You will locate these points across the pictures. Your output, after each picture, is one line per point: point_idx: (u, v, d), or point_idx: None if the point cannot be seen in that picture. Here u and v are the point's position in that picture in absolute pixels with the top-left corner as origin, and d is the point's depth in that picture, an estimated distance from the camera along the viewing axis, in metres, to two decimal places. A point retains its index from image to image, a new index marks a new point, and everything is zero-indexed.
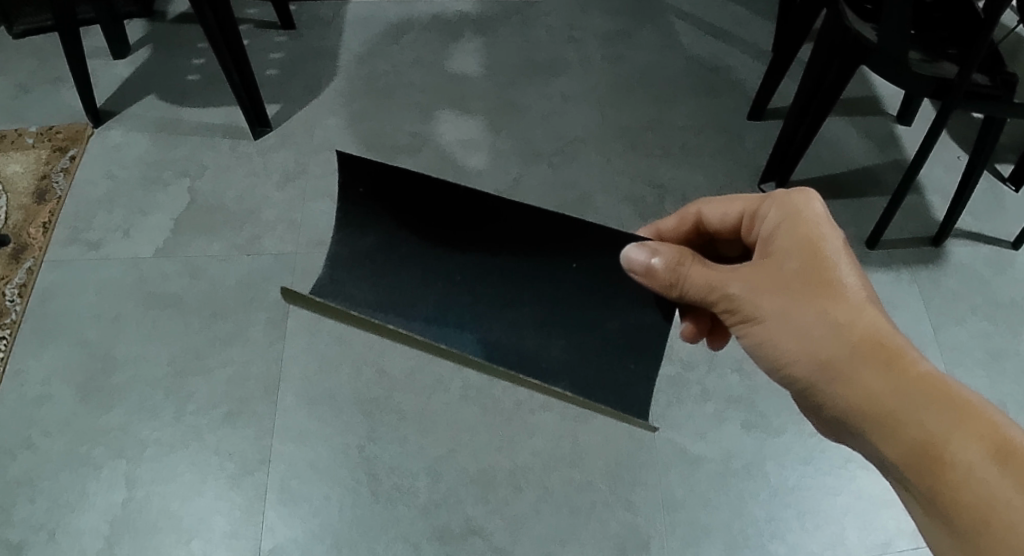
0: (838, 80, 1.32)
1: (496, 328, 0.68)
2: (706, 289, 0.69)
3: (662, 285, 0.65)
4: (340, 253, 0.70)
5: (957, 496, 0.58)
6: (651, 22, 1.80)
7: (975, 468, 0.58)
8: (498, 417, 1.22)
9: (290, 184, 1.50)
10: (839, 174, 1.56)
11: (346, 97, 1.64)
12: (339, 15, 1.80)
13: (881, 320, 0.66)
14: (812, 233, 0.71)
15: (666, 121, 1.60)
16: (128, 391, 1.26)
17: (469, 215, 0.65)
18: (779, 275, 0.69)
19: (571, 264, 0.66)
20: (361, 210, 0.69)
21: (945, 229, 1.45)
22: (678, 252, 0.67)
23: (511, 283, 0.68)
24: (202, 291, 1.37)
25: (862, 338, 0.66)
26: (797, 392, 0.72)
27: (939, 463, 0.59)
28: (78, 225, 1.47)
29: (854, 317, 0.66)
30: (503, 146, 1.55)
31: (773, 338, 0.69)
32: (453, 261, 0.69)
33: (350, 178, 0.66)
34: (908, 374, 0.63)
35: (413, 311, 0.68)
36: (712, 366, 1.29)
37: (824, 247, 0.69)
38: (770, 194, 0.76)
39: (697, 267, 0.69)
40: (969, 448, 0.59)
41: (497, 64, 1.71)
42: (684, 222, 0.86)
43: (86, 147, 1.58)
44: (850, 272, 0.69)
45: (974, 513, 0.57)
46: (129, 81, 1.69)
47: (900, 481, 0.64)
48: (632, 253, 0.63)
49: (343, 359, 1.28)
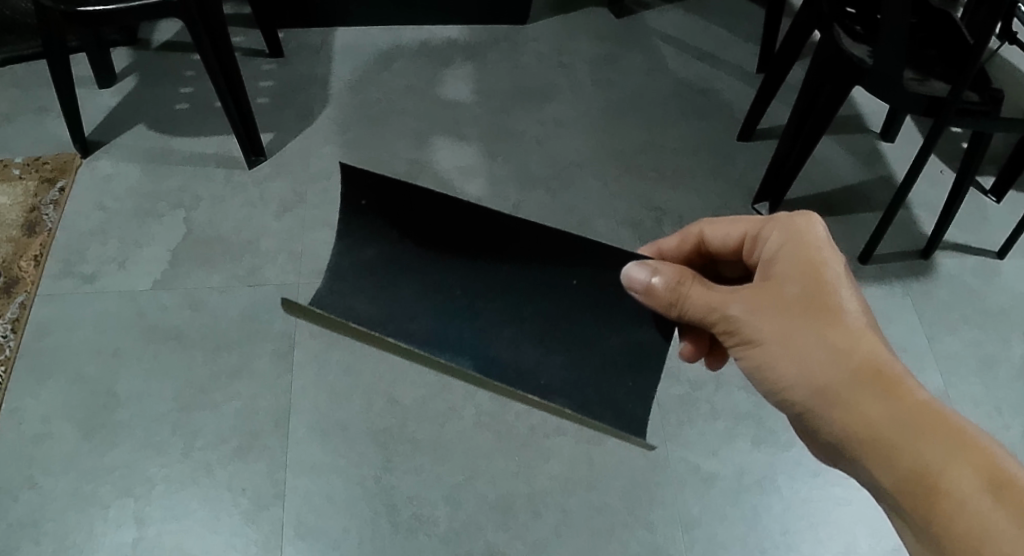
0: (832, 99, 1.38)
1: (497, 343, 0.68)
2: (705, 309, 0.71)
3: (662, 304, 0.67)
4: (342, 266, 0.69)
5: (950, 527, 0.59)
6: (637, 46, 1.82)
7: (969, 499, 0.59)
8: (514, 442, 1.23)
9: (289, 215, 1.48)
10: (829, 191, 1.60)
11: (340, 126, 1.61)
12: (327, 43, 1.76)
13: (880, 347, 0.68)
14: (812, 258, 0.72)
15: (659, 144, 1.62)
16: (133, 428, 1.24)
17: (476, 232, 0.66)
18: (780, 297, 0.70)
19: (574, 280, 0.68)
20: (360, 222, 0.68)
21: (933, 241, 1.50)
22: (678, 271, 0.69)
23: (514, 297, 0.69)
24: (203, 324, 1.35)
25: (861, 363, 0.67)
26: (793, 416, 0.73)
27: (933, 493, 0.61)
28: (72, 257, 1.43)
29: (854, 343, 0.67)
30: (500, 172, 1.53)
31: (771, 361, 0.71)
32: (455, 274, 0.69)
33: (353, 191, 0.65)
34: (905, 402, 0.64)
35: (414, 322, 0.67)
36: (719, 384, 1.31)
37: (825, 273, 0.71)
38: (773, 216, 0.78)
39: (697, 288, 0.70)
40: (964, 479, 0.60)
41: (490, 90, 1.69)
42: (686, 242, 0.87)
43: (75, 178, 1.54)
44: (851, 297, 0.70)
45: (966, 544, 0.58)
46: (116, 110, 1.66)
47: (895, 508, 0.65)
48: (633, 271, 0.66)
49: (354, 390, 1.27)
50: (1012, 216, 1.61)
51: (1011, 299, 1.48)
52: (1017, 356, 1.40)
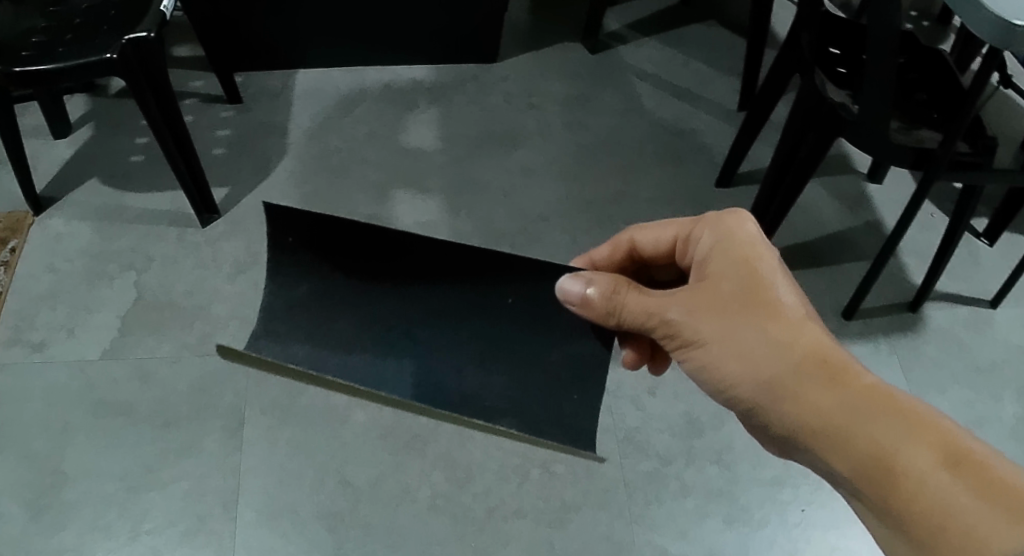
0: (815, 151, 1.31)
1: (436, 368, 0.65)
2: (644, 316, 0.67)
3: (599, 315, 0.65)
4: (273, 305, 0.64)
5: (912, 507, 0.53)
6: (612, 84, 1.74)
7: (928, 476, 0.53)
8: (471, 526, 1.17)
9: (243, 276, 1.43)
10: (812, 240, 1.52)
11: (299, 179, 1.54)
12: (287, 88, 1.70)
13: (824, 337, 0.63)
14: (746, 255, 0.68)
15: (632, 191, 1.55)
16: (77, 510, 1.19)
17: (401, 253, 0.62)
18: (717, 298, 0.66)
19: (508, 297, 0.65)
20: (291, 260, 0.63)
21: (922, 293, 1.42)
22: (612, 280, 0.66)
23: (446, 319, 0.66)
24: (152, 398, 1.29)
25: (805, 355, 0.62)
26: (743, 415, 0.68)
27: (889, 474, 0.55)
28: (21, 324, 1.37)
29: (796, 335, 0.63)
30: (465, 227, 1.47)
31: (716, 362, 0.66)
32: (386, 300, 0.65)
33: (279, 228, 0.61)
34: (854, 388, 0.59)
35: (349, 356, 0.64)
36: (690, 459, 1.24)
37: (760, 269, 0.67)
38: (702, 216, 0.74)
39: (634, 295, 0.67)
40: (919, 456, 0.54)
41: (456, 136, 1.62)
42: (618, 250, 0.82)
43: (27, 237, 1.49)
44: (789, 291, 0.66)
45: (927, 520, 0.52)
46: (71, 162, 1.61)
47: (854, 494, 0.59)
48: (567, 284, 0.64)
49: (306, 470, 1.22)
50: (1005, 261, 1.53)
51: (1003, 353, 1.40)
52: (1009, 417, 1.32)
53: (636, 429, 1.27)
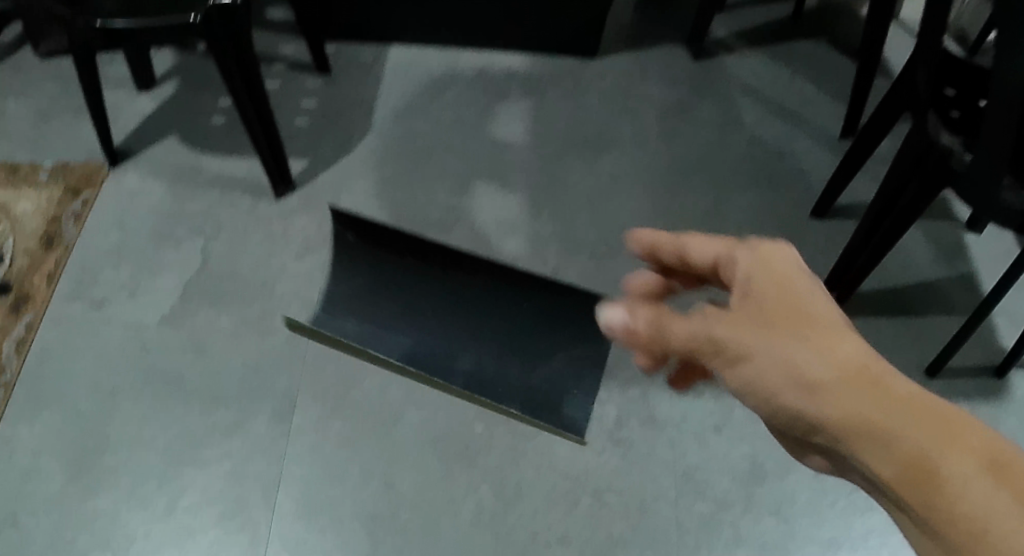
0: (916, 201, 1.22)
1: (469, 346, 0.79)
2: (688, 339, 0.60)
3: (645, 344, 0.63)
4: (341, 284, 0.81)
5: (956, 519, 0.47)
6: (712, 95, 1.66)
7: (973, 486, 0.47)
8: (512, 549, 1.12)
9: (311, 256, 1.40)
10: (901, 288, 1.43)
11: (378, 160, 1.51)
12: (378, 63, 1.66)
13: (863, 347, 0.55)
14: (782, 273, 0.60)
15: (721, 212, 1.47)
16: (119, 476, 1.18)
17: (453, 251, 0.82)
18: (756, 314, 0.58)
19: (529, 300, 0.82)
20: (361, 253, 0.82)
21: (1010, 360, 1.31)
22: (657, 310, 0.62)
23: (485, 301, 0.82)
24: (206, 371, 1.27)
25: (847, 367, 0.54)
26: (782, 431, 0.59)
27: (932, 485, 0.48)
28: (85, 278, 1.37)
29: (838, 346, 0.55)
30: (544, 231, 1.42)
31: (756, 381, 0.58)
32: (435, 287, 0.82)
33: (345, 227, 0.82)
34: (894, 396, 0.52)
35: (402, 324, 0.80)
36: (748, 507, 1.17)
37: (793, 286, 0.59)
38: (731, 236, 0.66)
39: (678, 320, 0.61)
40: (963, 465, 0.48)
41: (544, 132, 1.57)
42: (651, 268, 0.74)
43: (99, 191, 1.48)
44: (823, 305, 0.58)
45: (973, 533, 0.46)
46: (151, 118, 1.60)
47: (897, 508, 0.52)
48: (610, 316, 0.64)
49: (350, 465, 1.19)
50: None
51: None
52: None
53: (696, 467, 1.20)
